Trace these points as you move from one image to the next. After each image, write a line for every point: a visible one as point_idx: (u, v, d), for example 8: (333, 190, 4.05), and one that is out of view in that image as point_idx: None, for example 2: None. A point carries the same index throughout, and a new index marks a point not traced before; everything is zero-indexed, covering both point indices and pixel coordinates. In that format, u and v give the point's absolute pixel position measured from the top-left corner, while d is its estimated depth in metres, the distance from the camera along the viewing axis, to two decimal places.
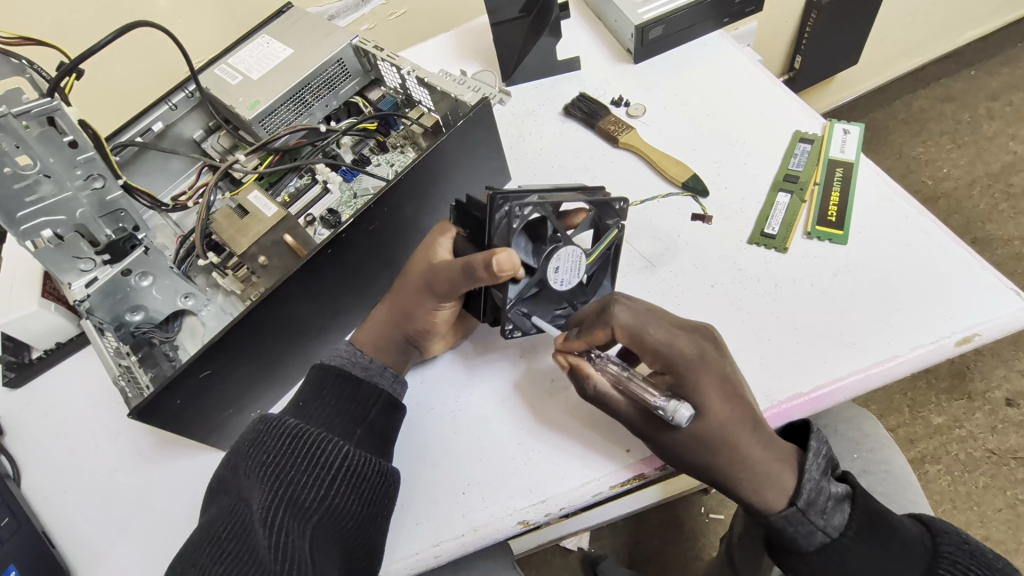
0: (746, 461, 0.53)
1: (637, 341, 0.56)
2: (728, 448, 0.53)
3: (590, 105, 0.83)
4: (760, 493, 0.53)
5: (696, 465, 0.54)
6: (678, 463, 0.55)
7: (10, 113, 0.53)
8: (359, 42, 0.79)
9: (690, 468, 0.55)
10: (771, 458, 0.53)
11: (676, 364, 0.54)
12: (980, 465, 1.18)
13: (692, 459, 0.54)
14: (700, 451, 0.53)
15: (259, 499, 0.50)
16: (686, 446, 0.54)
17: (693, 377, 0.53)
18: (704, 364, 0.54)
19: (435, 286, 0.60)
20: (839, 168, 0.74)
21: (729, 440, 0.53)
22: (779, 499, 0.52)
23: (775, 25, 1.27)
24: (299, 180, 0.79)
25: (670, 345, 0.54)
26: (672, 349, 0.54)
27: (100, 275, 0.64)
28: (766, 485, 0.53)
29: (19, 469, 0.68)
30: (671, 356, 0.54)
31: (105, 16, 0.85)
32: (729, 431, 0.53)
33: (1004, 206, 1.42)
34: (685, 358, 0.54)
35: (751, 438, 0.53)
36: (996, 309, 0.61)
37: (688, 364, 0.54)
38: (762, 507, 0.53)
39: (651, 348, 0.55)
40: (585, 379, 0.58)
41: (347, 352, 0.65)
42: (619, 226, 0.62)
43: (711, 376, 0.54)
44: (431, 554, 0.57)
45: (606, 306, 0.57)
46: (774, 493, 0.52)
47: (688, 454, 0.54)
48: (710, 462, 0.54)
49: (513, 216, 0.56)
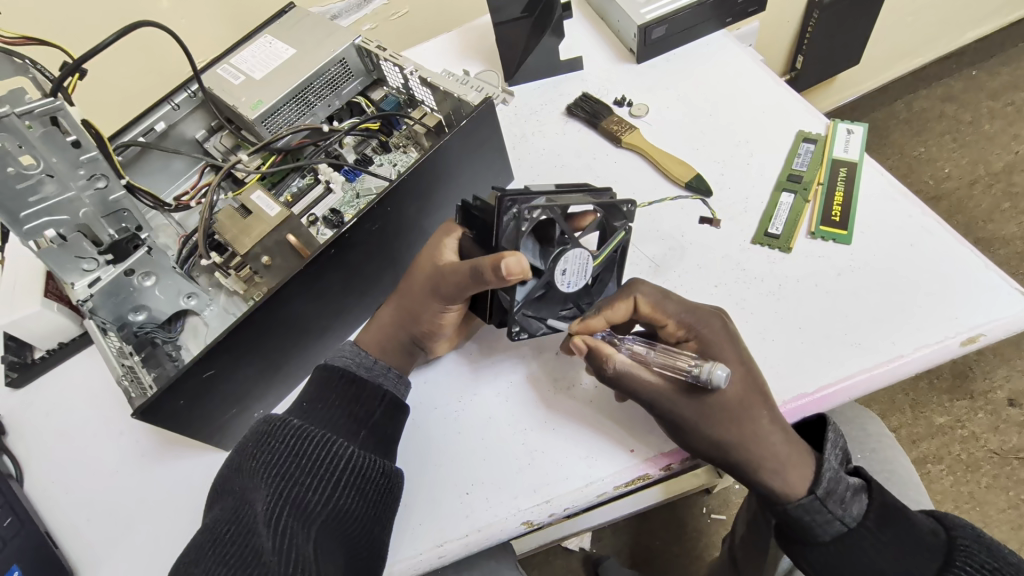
0: (769, 440, 0.54)
1: (659, 313, 0.58)
2: (755, 423, 0.54)
3: (592, 105, 0.83)
4: (784, 475, 0.53)
5: (719, 445, 0.54)
6: (696, 447, 0.55)
7: (14, 112, 0.54)
8: (362, 41, 0.79)
9: (711, 449, 0.54)
10: (788, 440, 0.54)
11: (704, 331, 0.57)
12: (983, 466, 1.18)
13: (715, 436, 0.54)
14: (726, 428, 0.54)
15: (264, 500, 0.50)
16: (714, 420, 0.54)
17: (721, 345, 0.56)
18: (729, 335, 0.57)
19: (442, 289, 0.60)
20: (843, 168, 0.74)
21: (755, 415, 0.54)
22: (800, 485, 0.53)
23: (777, 25, 1.26)
24: (302, 180, 0.79)
25: (698, 316, 0.57)
26: (698, 316, 0.57)
27: (105, 275, 0.64)
28: (789, 468, 0.53)
29: (22, 469, 0.68)
30: (696, 322, 0.57)
31: (107, 15, 0.84)
32: (752, 407, 0.54)
33: (1006, 205, 1.42)
34: (712, 327, 0.57)
35: (771, 419, 0.54)
36: (999, 308, 0.61)
37: (714, 333, 0.56)
38: (784, 492, 0.54)
39: (675, 318, 0.58)
40: (604, 358, 0.56)
41: (351, 352, 0.64)
42: (626, 229, 0.61)
43: (735, 346, 0.56)
44: (435, 555, 0.56)
45: (630, 284, 0.59)
46: (796, 476, 0.53)
47: (713, 431, 0.54)
48: (735, 438, 0.54)
49: (521, 219, 0.56)
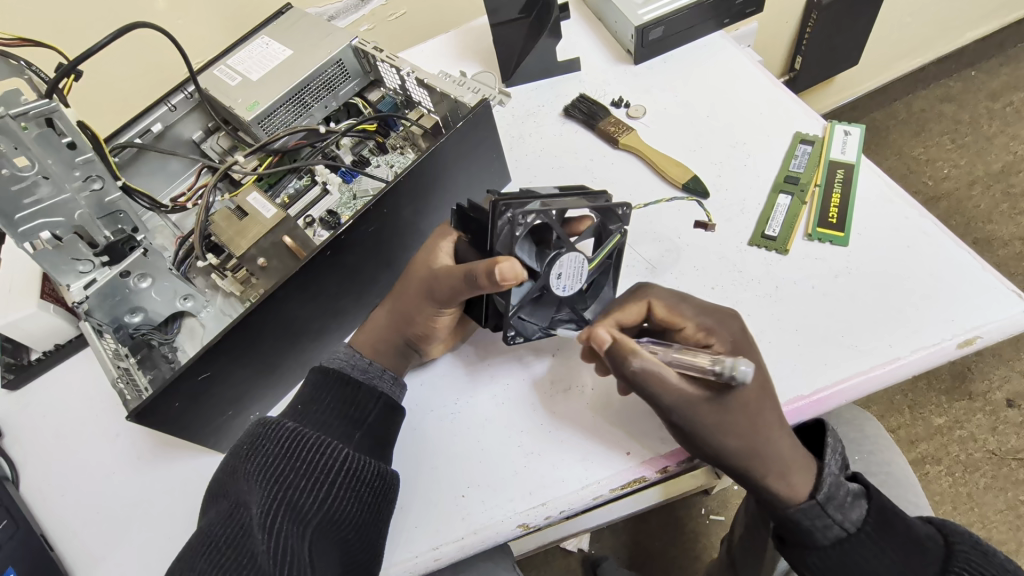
0: (779, 445, 0.53)
1: (675, 316, 0.59)
2: (770, 432, 0.53)
3: (590, 106, 0.83)
4: (789, 480, 0.53)
5: (731, 449, 0.53)
6: (707, 450, 0.54)
7: (9, 113, 0.54)
8: (359, 42, 0.79)
9: (723, 453, 0.54)
10: (793, 446, 0.54)
11: (725, 335, 0.56)
12: (981, 467, 1.18)
13: (730, 441, 0.53)
14: (741, 433, 0.53)
15: (259, 502, 0.50)
16: (730, 424, 0.53)
17: (745, 352, 0.55)
18: (749, 341, 0.56)
19: (436, 292, 0.60)
20: (840, 170, 0.74)
21: (767, 420, 0.53)
22: (802, 490, 0.53)
23: (775, 25, 1.26)
24: (299, 181, 0.79)
25: (718, 320, 0.57)
26: (719, 320, 0.57)
27: (100, 277, 0.63)
28: (795, 473, 0.53)
29: (18, 471, 0.67)
30: (715, 326, 0.57)
31: (104, 16, 0.84)
32: (766, 413, 0.54)
33: (1005, 206, 1.42)
34: (733, 330, 0.57)
35: (781, 425, 0.54)
36: (997, 310, 0.61)
37: (738, 340, 0.56)
38: (787, 497, 0.53)
39: (695, 320, 0.58)
40: (631, 354, 0.52)
41: (346, 353, 0.64)
42: (621, 232, 0.61)
43: (758, 354, 0.56)
44: (432, 557, 0.56)
45: (642, 288, 0.61)
46: (799, 481, 0.53)
47: (728, 439, 0.53)
48: (748, 443, 0.53)
49: (516, 224, 0.55)
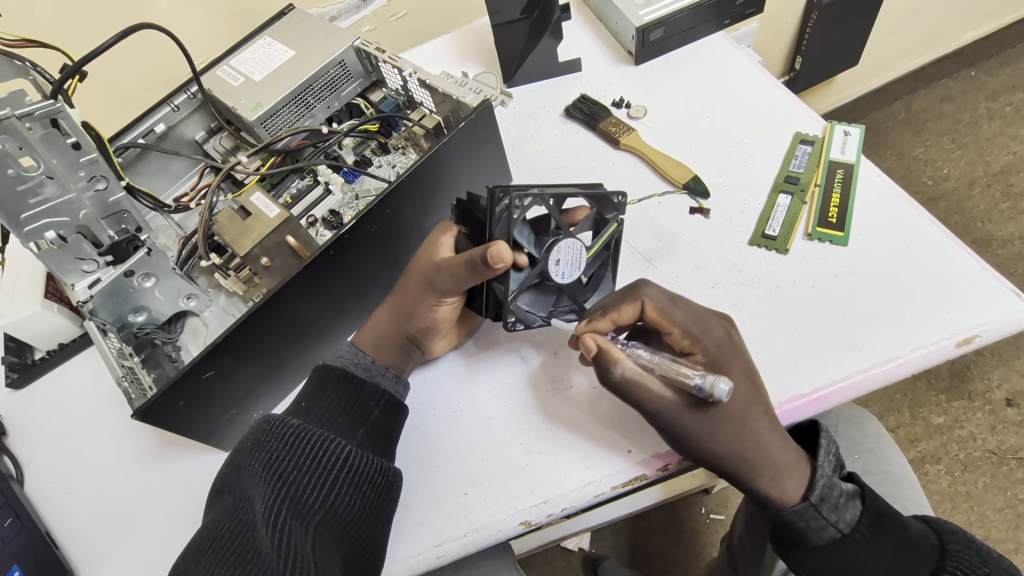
0: (767, 449, 0.54)
1: (665, 320, 0.57)
2: (754, 436, 0.54)
3: (590, 106, 0.83)
4: (780, 482, 0.54)
5: (718, 455, 0.55)
6: (695, 455, 0.55)
7: (15, 114, 0.54)
8: (361, 43, 0.80)
9: (710, 458, 0.55)
10: (784, 448, 0.55)
11: (708, 342, 0.56)
12: (981, 465, 1.19)
13: (715, 447, 0.54)
14: (724, 439, 0.54)
15: (263, 498, 0.50)
16: (713, 431, 0.54)
17: (727, 358, 0.56)
18: (733, 347, 0.57)
19: (437, 283, 0.61)
20: (840, 170, 0.74)
21: (752, 426, 0.54)
22: (794, 491, 0.54)
23: (776, 26, 1.26)
24: (301, 181, 0.79)
25: (704, 327, 0.57)
26: (705, 327, 0.57)
27: (105, 276, 0.64)
28: (785, 474, 0.54)
29: (23, 469, 0.68)
30: (701, 333, 0.57)
31: (107, 17, 0.85)
32: (752, 418, 0.54)
33: (1004, 206, 1.42)
34: (717, 338, 0.57)
35: (768, 430, 0.55)
36: (996, 310, 0.62)
37: (722, 346, 0.56)
38: (779, 498, 0.54)
39: (680, 325, 0.57)
40: (614, 363, 0.54)
41: (348, 352, 0.64)
42: (618, 221, 0.62)
43: (741, 359, 0.56)
44: (435, 555, 0.57)
45: (638, 286, 0.58)
46: (792, 483, 0.54)
47: (713, 445, 0.54)
48: (734, 448, 0.54)
49: (513, 208, 0.56)
